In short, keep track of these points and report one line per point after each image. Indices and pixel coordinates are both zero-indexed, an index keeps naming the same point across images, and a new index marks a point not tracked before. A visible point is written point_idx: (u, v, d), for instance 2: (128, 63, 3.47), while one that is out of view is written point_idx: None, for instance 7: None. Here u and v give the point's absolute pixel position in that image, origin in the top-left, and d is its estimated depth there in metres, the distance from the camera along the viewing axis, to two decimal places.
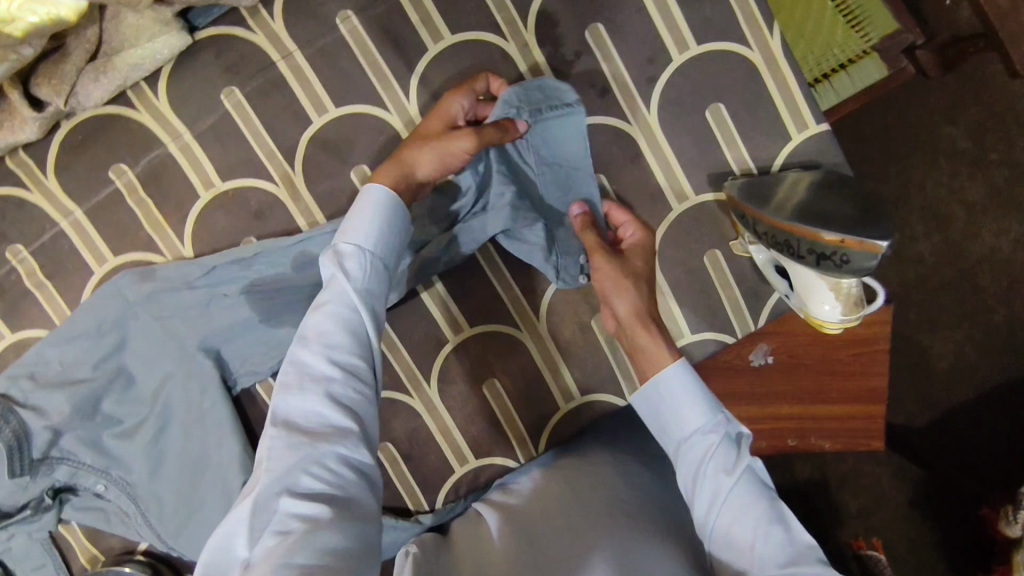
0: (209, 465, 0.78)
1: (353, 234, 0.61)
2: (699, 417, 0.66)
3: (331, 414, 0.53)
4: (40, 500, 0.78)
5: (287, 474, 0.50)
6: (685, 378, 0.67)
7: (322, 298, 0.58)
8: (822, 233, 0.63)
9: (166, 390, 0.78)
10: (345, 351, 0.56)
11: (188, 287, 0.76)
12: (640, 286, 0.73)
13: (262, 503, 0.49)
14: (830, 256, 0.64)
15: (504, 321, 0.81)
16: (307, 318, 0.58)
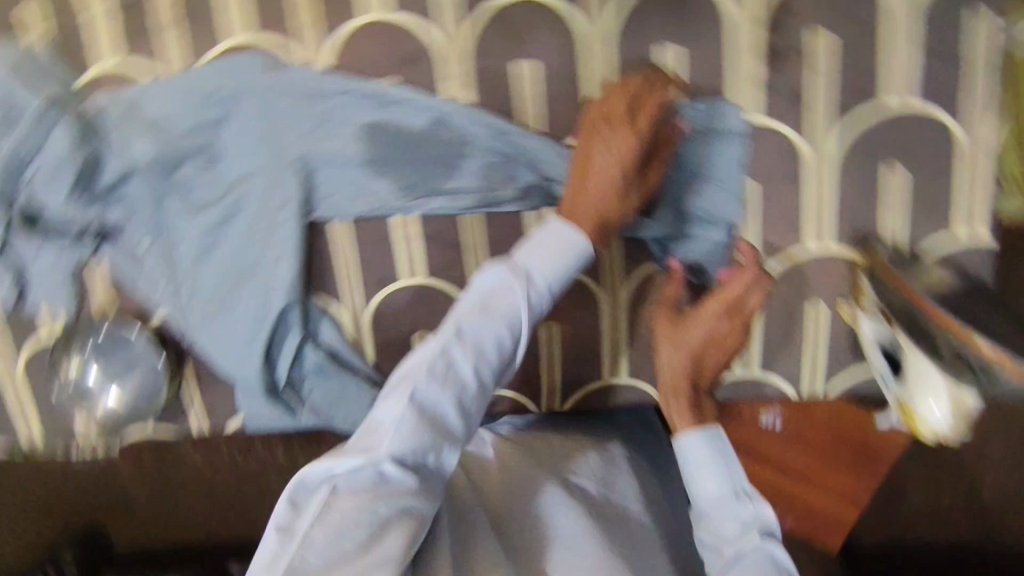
0: (255, 276, 0.76)
1: (544, 269, 0.66)
2: (710, 481, 0.66)
3: (451, 419, 0.62)
4: (84, 231, 0.77)
5: (401, 453, 0.59)
6: (714, 441, 0.68)
7: (495, 300, 0.65)
8: (978, 338, 0.62)
9: (244, 186, 0.75)
10: (489, 364, 0.64)
11: (313, 99, 0.73)
12: (695, 354, 0.70)
13: (370, 460, 0.58)
14: (972, 361, 0.64)
15: (588, 274, 0.76)
16: (470, 304, 0.64)
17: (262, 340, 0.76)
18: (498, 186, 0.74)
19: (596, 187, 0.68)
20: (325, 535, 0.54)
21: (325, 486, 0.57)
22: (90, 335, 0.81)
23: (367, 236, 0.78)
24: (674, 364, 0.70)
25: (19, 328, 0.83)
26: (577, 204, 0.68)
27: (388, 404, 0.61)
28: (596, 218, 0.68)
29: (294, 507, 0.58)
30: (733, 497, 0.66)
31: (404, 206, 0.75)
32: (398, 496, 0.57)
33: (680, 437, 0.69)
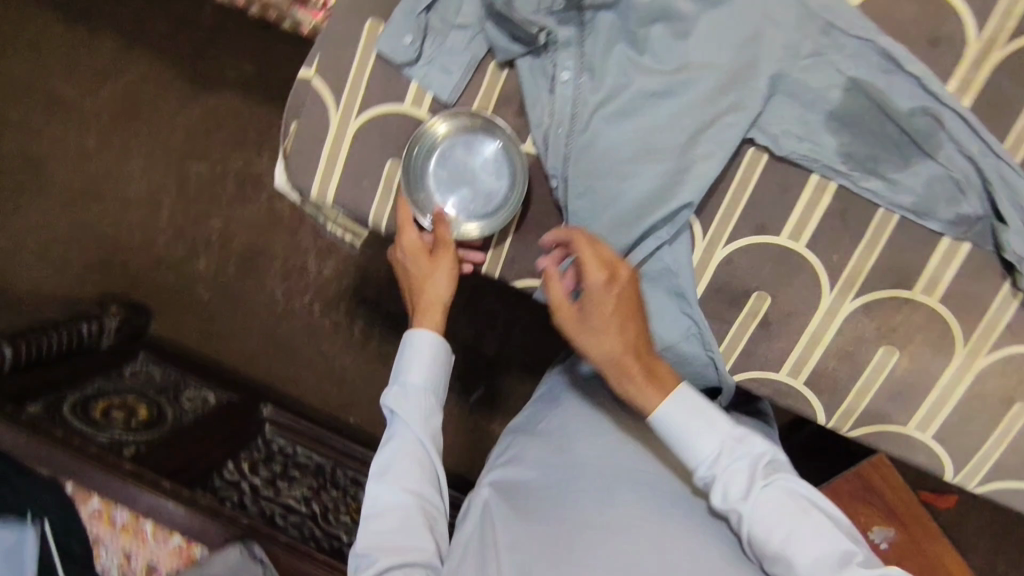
0: (663, 162, 0.72)
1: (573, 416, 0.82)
2: (714, 443, 0.68)
3: (552, 456, 0.76)
4: (529, 29, 0.71)
5: (515, 476, 0.76)
6: (691, 403, 0.70)
7: (565, 415, 0.82)
8: None
9: (706, 72, 0.71)
10: (567, 431, 0.79)
11: (822, 28, 0.70)
12: (619, 316, 0.69)
13: (492, 496, 0.75)
14: None
15: (965, 325, 0.74)
16: (537, 427, 0.83)
17: (635, 222, 0.73)
18: (940, 202, 0.71)
19: (586, 313, 0.70)
20: (422, 399, 0.73)
21: (550, 428, 0.82)
22: (473, 122, 0.75)
23: (778, 178, 0.74)
24: (596, 351, 0.70)
25: (381, 86, 0.77)
26: (570, 317, 0.70)
27: (569, 393, 0.86)
28: (599, 345, 0.70)
29: (480, 512, 0.74)
30: (730, 450, 0.68)
31: (836, 173, 0.73)
32: (645, 478, 0.73)
33: (654, 413, 0.70)
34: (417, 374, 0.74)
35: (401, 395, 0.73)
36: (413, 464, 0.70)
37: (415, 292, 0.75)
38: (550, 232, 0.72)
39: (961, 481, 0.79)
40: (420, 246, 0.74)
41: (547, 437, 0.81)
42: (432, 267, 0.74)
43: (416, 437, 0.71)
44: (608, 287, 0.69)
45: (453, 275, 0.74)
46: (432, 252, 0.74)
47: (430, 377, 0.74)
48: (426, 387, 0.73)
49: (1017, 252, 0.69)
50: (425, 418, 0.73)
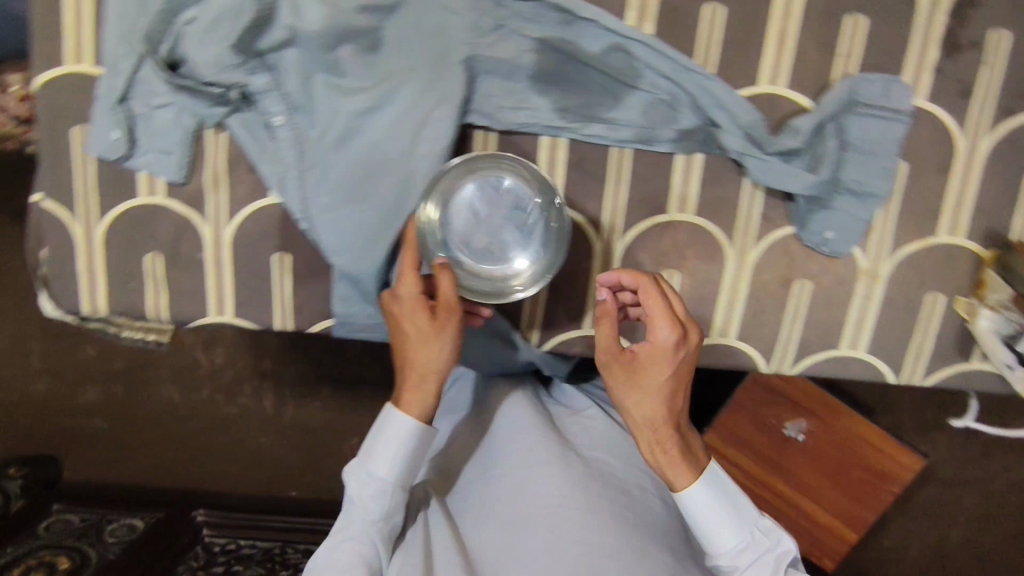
0: (396, 171, 0.73)
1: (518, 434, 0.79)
2: (731, 538, 0.70)
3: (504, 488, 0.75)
4: (226, 92, 0.72)
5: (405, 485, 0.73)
6: (718, 480, 0.71)
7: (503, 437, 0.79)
8: None
9: (404, 77, 0.72)
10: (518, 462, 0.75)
11: (495, 2, 0.71)
12: (679, 382, 0.69)
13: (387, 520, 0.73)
14: None
15: (723, 228, 0.77)
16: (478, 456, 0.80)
17: (390, 236, 0.74)
18: (659, 124, 0.74)
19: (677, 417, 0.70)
20: (382, 494, 0.71)
21: (501, 463, 0.77)
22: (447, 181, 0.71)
23: (513, 151, 0.76)
24: (642, 411, 0.68)
25: (111, 186, 0.77)
26: (656, 433, 0.69)
27: (536, 421, 0.80)
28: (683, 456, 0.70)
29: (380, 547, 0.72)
30: (754, 542, 0.70)
31: (559, 128, 0.75)
32: (579, 511, 0.70)
33: (681, 491, 0.70)
34: (385, 464, 0.71)
35: (363, 482, 0.71)
36: (357, 554, 0.70)
37: (404, 351, 0.71)
38: (627, 274, 0.70)
39: (777, 368, 0.82)
40: (422, 306, 0.69)
41: (495, 480, 0.76)
42: (435, 333, 0.69)
43: (365, 506, 0.71)
44: (677, 348, 0.68)
45: (455, 342, 0.70)
46: (434, 319, 0.69)
47: (402, 458, 0.72)
48: (392, 480, 0.71)
49: (738, 149, 0.72)
50: (378, 508, 0.71)
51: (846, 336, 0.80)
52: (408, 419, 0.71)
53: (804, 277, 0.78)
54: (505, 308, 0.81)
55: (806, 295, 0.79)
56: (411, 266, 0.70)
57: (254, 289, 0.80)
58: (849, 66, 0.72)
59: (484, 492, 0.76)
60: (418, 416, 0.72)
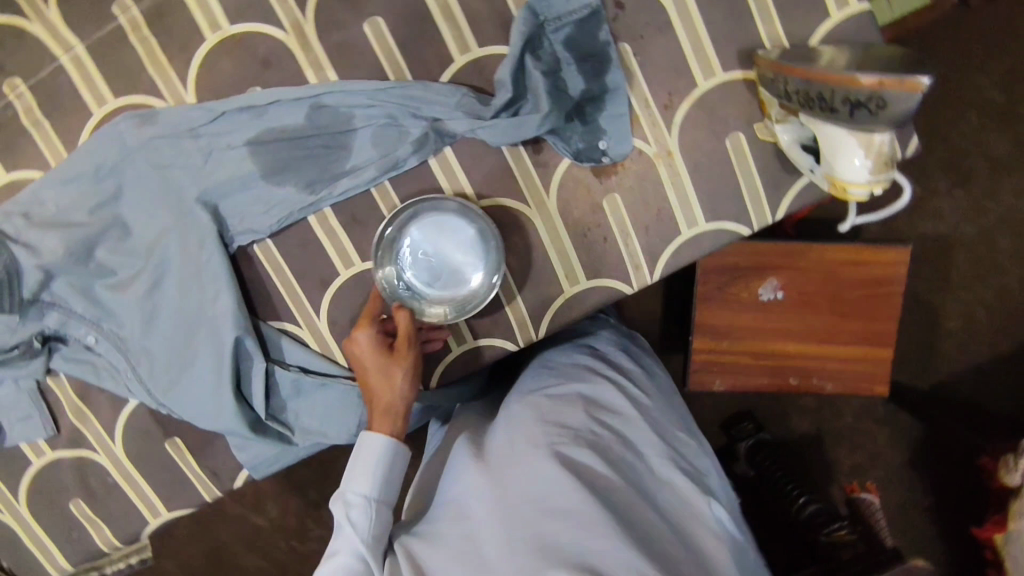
0: (203, 323, 0.76)
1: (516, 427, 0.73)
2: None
3: (489, 477, 0.67)
4: (29, 345, 0.77)
5: (370, 532, 0.70)
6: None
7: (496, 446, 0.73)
8: (856, 76, 0.52)
9: (161, 243, 0.75)
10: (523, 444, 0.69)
11: (191, 135, 0.74)
12: None
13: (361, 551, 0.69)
14: (864, 103, 0.53)
15: (511, 197, 0.76)
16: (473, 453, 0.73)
17: (227, 381, 0.75)
18: (394, 146, 0.74)
19: None
20: (370, 512, 0.71)
21: (458, 487, 0.69)
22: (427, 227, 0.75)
23: (293, 245, 0.78)
24: None
25: (11, 468, 0.83)
26: None
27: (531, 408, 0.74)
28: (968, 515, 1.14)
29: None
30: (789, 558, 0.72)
31: (314, 203, 0.75)
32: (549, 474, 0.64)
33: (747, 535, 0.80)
34: (363, 483, 0.71)
35: (345, 507, 0.70)
36: (345, 567, 0.68)
37: (368, 388, 0.73)
38: None
39: (642, 283, 0.79)
40: (379, 348, 0.72)
41: (461, 492, 0.68)
42: (395, 365, 0.72)
43: (353, 534, 0.69)
44: None
45: (413, 375, 0.73)
46: (395, 355, 0.72)
47: (379, 477, 0.72)
48: (374, 495, 0.71)
49: (468, 128, 0.72)
50: (365, 525, 0.70)
51: (679, 218, 0.77)
52: (380, 438, 0.72)
53: (608, 192, 0.76)
54: None
55: (620, 205, 0.76)
56: (373, 312, 0.75)
57: (169, 482, 0.84)
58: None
59: (456, 505, 0.68)
60: (391, 432, 0.73)
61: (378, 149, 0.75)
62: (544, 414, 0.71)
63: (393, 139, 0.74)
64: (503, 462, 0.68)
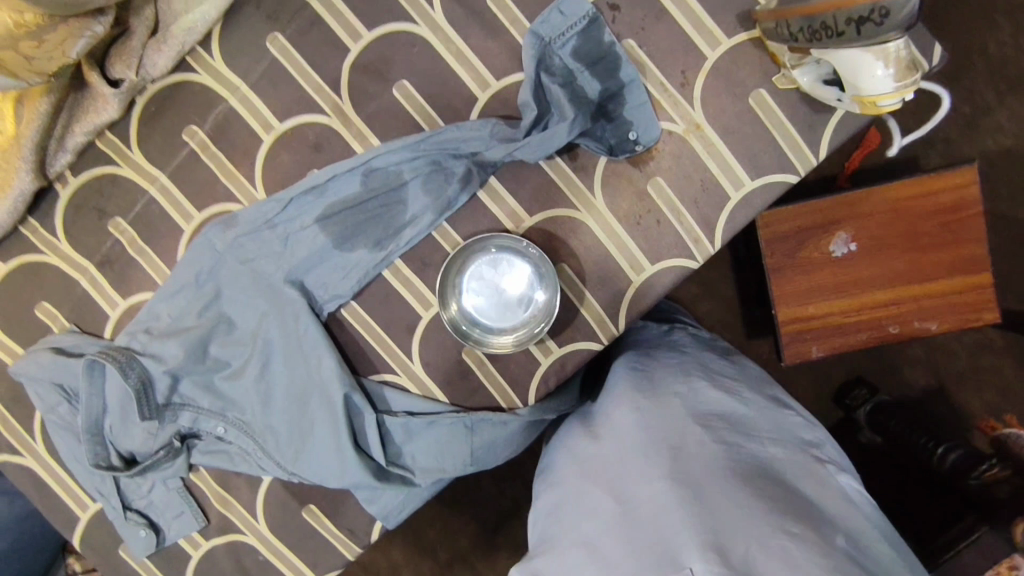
0: (313, 390, 0.83)
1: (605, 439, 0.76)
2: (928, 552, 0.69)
3: (591, 483, 0.69)
4: (170, 445, 0.85)
5: None
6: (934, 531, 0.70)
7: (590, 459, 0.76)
8: None
9: (263, 327, 0.83)
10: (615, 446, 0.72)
11: (268, 227, 0.82)
12: None
13: None
14: (868, 17, 0.55)
15: (561, 205, 0.80)
16: (570, 471, 0.75)
17: (345, 436, 0.81)
18: (444, 188, 0.80)
19: None
20: None
21: (562, 500, 0.71)
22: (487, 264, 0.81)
23: (375, 300, 0.84)
24: None
25: (175, 565, 0.91)
26: None
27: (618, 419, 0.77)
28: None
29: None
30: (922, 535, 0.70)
31: (386, 257, 0.82)
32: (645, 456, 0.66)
33: None
34: None
35: None
36: None
37: None
38: None
39: (706, 254, 0.81)
40: None
41: (566, 501, 0.71)
42: None
43: None
44: None
45: None
46: None
47: None
48: None
49: (505, 153, 0.77)
50: None
51: (724, 183, 0.79)
52: None
53: (649, 177, 0.79)
54: (477, 404, 0.85)
55: (665, 187, 0.79)
56: None
57: (313, 549, 0.89)
58: (523, 25, 0.78)
59: (563, 512, 0.70)
60: None
61: (431, 196, 0.81)
62: (635, 415, 0.74)
63: (443, 183, 0.80)
64: (620, 460, 0.69)
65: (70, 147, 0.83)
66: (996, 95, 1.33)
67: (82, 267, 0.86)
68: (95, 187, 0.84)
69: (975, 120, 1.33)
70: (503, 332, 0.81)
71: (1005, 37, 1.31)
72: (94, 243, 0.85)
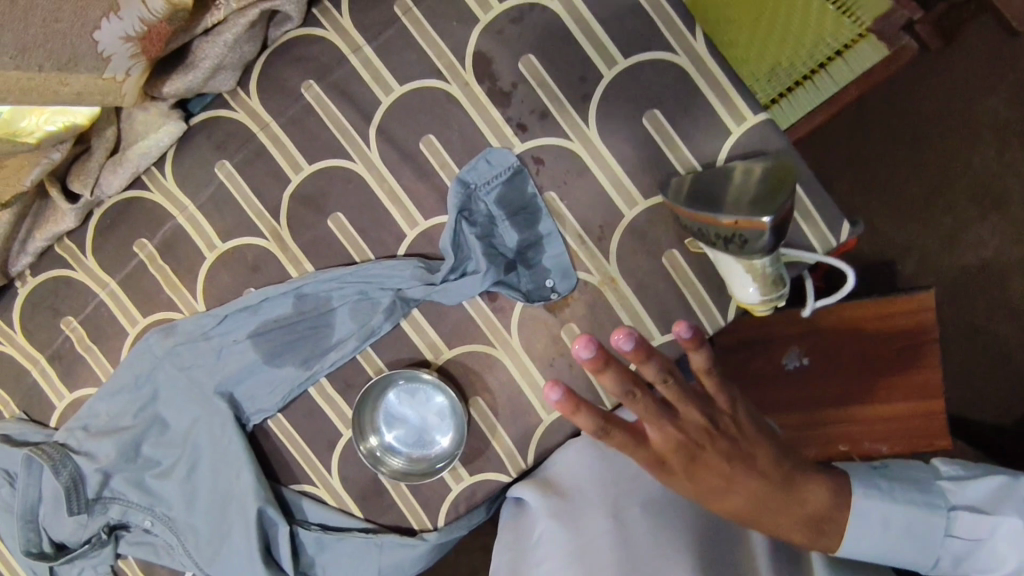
0: (233, 498, 0.86)
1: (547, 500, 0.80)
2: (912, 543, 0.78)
3: None
4: (99, 536, 0.90)
5: None
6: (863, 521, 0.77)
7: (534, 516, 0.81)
8: (717, 217, 0.66)
9: (193, 432, 0.88)
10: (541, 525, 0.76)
11: (206, 338, 0.86)
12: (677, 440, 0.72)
13: None
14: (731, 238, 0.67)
15: (478, 342, 0.84)
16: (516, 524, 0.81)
17: (256, 547, 0.84)
18: (368, 316, 0.84)
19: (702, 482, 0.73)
20: None
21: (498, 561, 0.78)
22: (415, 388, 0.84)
23: (300, 414, 0.88)
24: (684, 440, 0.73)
25: None
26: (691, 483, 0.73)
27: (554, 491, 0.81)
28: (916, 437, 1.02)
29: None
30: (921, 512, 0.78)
31: (312, 377, 0.86)
32: None
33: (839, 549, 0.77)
34: None
35: None
36: None
37: None
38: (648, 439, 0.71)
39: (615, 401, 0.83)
40: None
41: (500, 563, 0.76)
42: None
43: None
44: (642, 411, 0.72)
45: None
46: None
47: None
48: None
49: (424, 294, 0.81)
50: None
51: (635, 335, 0.81)
52: None
53: (564, 323, 0.82)
54: (389, 522, 0.87)
55: (579, 333, 0.82)
56: None
57: None
58: (453, 170, 0.82)
59: None
60: None
61: (358, 324, 0.85)
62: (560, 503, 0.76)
63: (370, 312, 0.84)
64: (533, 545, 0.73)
65: (30, 250, 0.89)
66: (980, 211, 1.23)
67: (35, 359, 0.91)
68: (51, 287, 0.90)
69: (955, 235, 1.24)
70: (415, 458, 0.85)
71: (990, 150, 1.23)
72: (47, 338, 0.91)
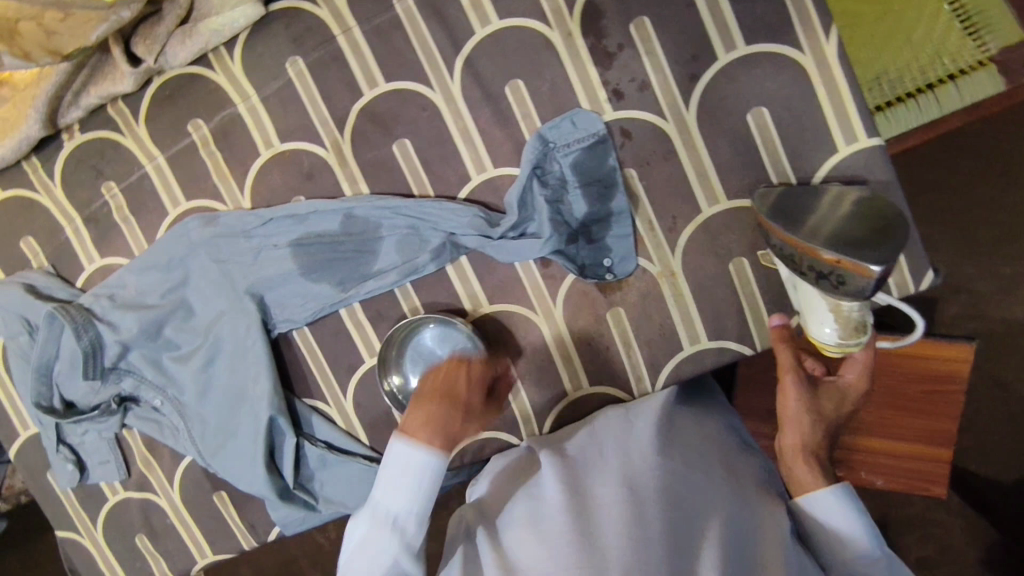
0: (245, 397, 0.86)
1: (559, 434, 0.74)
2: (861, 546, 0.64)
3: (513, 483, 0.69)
4: (108, 404, 0.91)
5: None
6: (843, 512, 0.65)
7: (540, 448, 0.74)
8: (821, 252, 0.64)
9: (217, 325, 0.86)
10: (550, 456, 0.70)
11: (246, 236, 0.84)
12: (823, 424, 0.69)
13: None
14: (828, 274, 0.65)
15: (520, 303, 0.81)
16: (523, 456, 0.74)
17: (261, 450, 0.85)
18: (416, 251, 0.82)
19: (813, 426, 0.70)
20: None
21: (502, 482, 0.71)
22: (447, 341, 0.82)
23: (327, 332, 0.87)
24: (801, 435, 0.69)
25: (91, 501, 0.98)
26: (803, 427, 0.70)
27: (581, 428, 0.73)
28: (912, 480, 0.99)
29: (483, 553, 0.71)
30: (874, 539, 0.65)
31: (346, 299, 0.84)
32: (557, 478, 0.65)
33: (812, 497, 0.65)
34: None
35: None
36: None
37: None
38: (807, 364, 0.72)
39: (643, 393, 0.81)
40: None
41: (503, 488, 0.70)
42: None
43: None
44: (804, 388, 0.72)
45: None
46: None
47: None
48: None
49: (476, 244, 0.79)
50: None
51: (681, 335, 0.79)
52: None
53: (612, 306, 0.79)
54: None
55: (624, 319, 0.79)
56: None
57: (214, 528, 0.95)
58: (535, 123, 0.77)
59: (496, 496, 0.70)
60: None
61: (404, 259, 0.82)
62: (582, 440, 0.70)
63: (418, 248, 0.82)
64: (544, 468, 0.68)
65: (82, 105, 0.85)
66: None
67: (71, 217, 0.89)
68: (97, 148, 0.87)
69: None
70: None
71: None
72: (86, 198, 0.88)
